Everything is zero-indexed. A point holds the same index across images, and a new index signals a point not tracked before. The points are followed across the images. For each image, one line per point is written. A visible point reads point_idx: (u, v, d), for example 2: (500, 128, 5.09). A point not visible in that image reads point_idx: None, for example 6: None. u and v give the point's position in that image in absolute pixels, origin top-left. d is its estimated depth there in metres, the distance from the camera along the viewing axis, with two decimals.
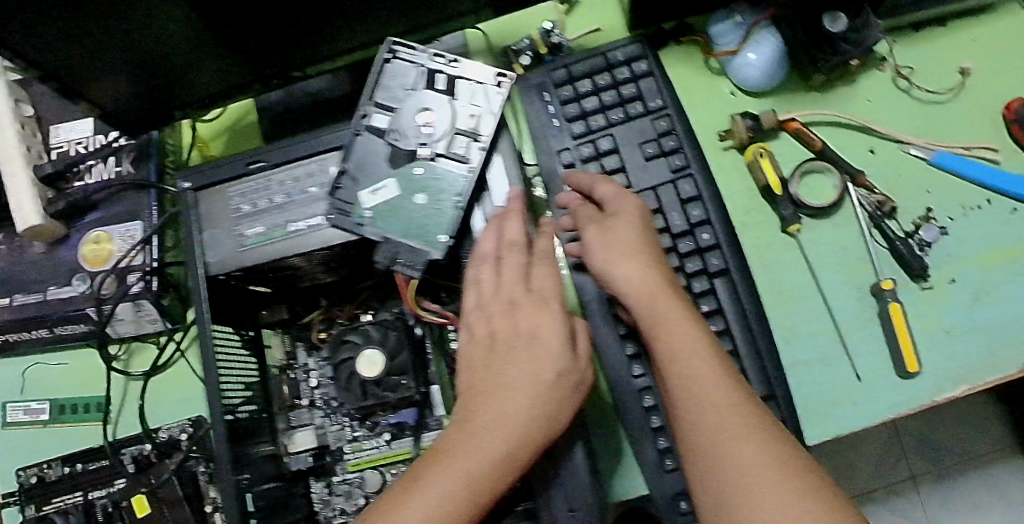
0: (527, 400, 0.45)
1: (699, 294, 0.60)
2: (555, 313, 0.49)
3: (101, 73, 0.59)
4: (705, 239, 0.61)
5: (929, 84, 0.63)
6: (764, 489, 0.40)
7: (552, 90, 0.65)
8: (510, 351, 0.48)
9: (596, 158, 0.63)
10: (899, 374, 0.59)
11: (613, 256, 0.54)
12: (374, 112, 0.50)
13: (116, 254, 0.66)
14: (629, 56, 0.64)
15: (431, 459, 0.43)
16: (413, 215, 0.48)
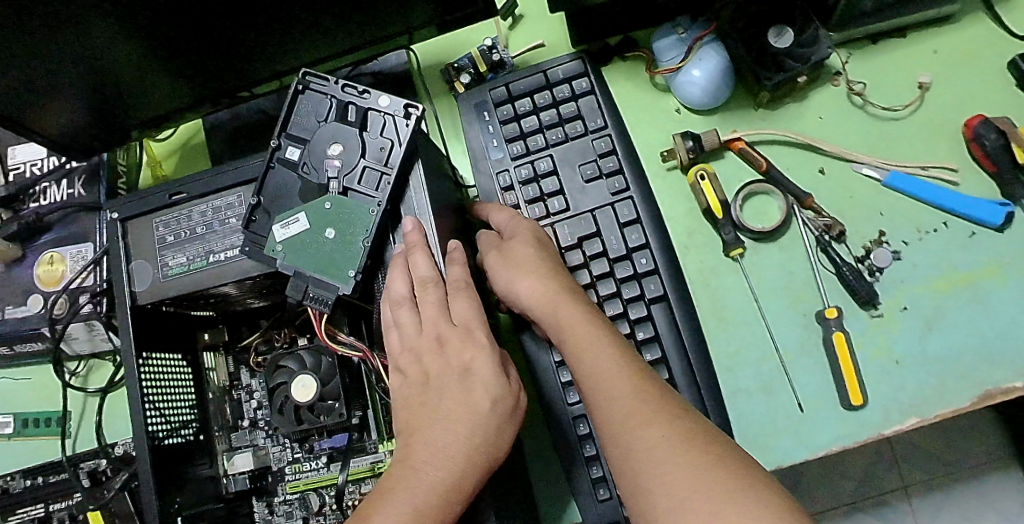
0: (462, 429, 0.44)
1: (636, 321, 0.58)
2: (482, 342, 0.47)
3: (41, 103, 0.60)
4: (643, 264, 0.59)
5: (884, 100, 0.61)
6: (669, 470, 0.40)
7: (492, 110, 0.64)
8: (441, 386, 0.46)
9: (535, 180, 0.62)
10: (844, 406, 0.57)
11: (513, 275, 0.54)
12: (286, 144, 0.50)
13: (67, 275, 0.67)
14: (569, 74, 0.63)
15: (373, 500, 0.42)
16: (323, 249, 0.48)
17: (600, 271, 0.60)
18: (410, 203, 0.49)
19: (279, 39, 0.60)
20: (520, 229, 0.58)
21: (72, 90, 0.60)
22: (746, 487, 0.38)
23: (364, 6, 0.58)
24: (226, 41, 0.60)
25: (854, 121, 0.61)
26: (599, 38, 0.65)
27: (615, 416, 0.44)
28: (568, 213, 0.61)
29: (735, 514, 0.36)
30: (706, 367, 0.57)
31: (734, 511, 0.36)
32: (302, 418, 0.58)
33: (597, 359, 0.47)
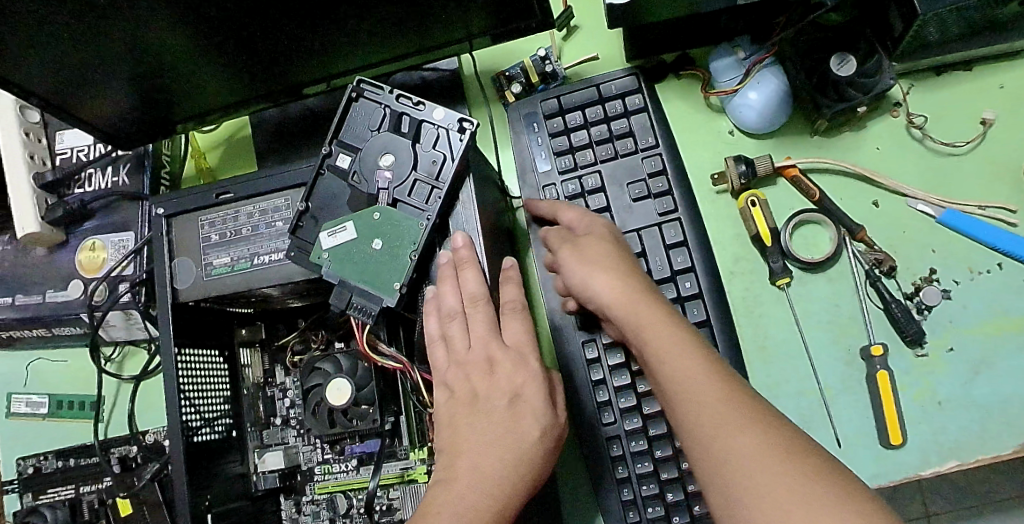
0: (506, 454, 0.44)
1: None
2: (534, 369, 0.47)
3: (90, 92, 0.60)
4: (687, 288, 0.58)
5: (945, 134, 0.59)
6: (761, 471, 0.38)
7: (541, 122, 0.63)
8: (488, 409, 0.46)
9: (581, 195, 0.62)
10: (883, 445, 0.56)
11: (590, 271, 0.53)
12: (338, 152, 0.49)
13: (109, 263, 0.68)
14: (622, 90, 0.62)
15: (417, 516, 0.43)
16: (370, 260, 0.48)
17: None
18: (460, 219, 0.48)
19: (332, 41, 0.60)
20: (593, 229, 0.57)
21: (120, 78, 0.60)
22: (843, 489, 0.36)
23: (420, 12, 0.57)
24: (279, 40, 0.59)
25: (912, 154, 0.60)
26: (655, 54, 0.64)
27: (699, 421, 0.42)
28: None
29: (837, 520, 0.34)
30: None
31: (834, 515, 0.34)
32: (337, 421, 0.59)
33: (675, 357, 0.46)
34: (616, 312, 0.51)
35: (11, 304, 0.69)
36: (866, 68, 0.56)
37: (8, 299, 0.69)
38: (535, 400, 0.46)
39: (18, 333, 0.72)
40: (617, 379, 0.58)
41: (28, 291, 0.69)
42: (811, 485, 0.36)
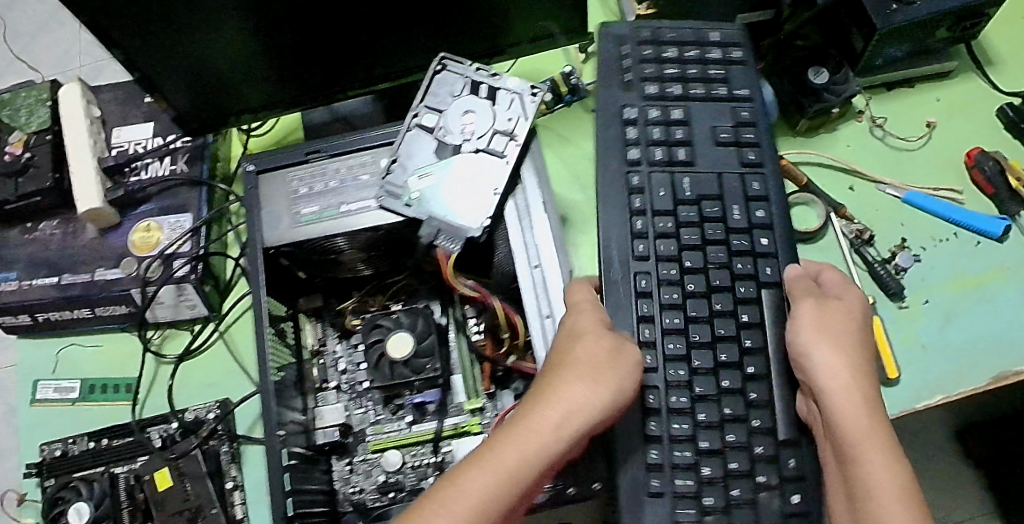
0: (559, 417, 0.44)
1: (743, 296, 0.58)
2: (616, 356, 0.48)
3: (168, 71, 0.64)
4: (762, 244, 0.60)
5: (900, 133, 0.73)
6: None
7: (635, 44, 0.67)
8: (565, 376, 0.46)
9: (665, 129, 0.63)
10: (881, 382, 0.65)
11: (829, 352, 0.52)
12: (423, 112, 0.57)
13: (163, 242, 0.71)
14: (724, 40, 0.67)
15: (443, 483, 0.41)
16: (455, 197, 0.55)
17: (709, 236, 0.60)
18: (529, 165, 0.57)
19: (398, 46, 0.69)
20: (830, 309, 0.55)
21: (197, 61, 0.64)
22: None
23: (479, 18, 0.68)
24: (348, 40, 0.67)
25: (877, 149, 0.73)
26: None
27: None
28: (688, 170, 0.62)
29: None
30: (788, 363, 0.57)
31: None
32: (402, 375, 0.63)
33: (874, 453, 0.48)
34: (831, 391, 0.51)
35: (58, 282, 0.71)
36: (833, 87, 0.70)
37: (55, 278, 0.72)
38: (567, 399, 0.45)
39: (59, 314, 0.73)
40: (659, 314, 0.58)
41: (75, 271, 0.72)
42: None
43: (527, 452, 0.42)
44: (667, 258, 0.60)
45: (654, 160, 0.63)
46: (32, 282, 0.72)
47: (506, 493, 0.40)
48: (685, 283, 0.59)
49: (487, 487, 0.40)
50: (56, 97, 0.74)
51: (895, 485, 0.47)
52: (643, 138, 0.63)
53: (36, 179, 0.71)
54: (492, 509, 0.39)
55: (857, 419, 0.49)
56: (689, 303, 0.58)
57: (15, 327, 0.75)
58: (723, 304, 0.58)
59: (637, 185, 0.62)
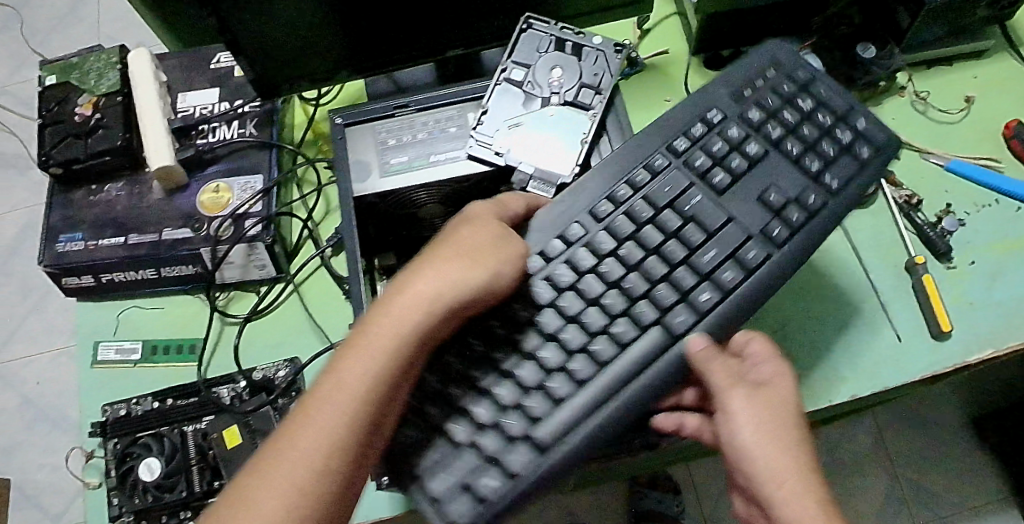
0: (401, 313, 0.45)
1: (643, 326, 0.50)
2: (474, 246, 0.49)
3: (250, 34, 0.65)
4: (703, 300, 0.50)
5: (942, 107, 0.77)
6: None
7: (774, 70, 0.60)
8: (430, 268, 0.47)
9: (729, 148, 0.56)
10: (934, 336, 0.68)
11: (771, 450, 0.44)
12: (512, 67, 0.60)
13: (234, 202, 0.72)
14: (861, 133, 0.57)
15: (310, 396, 0.43)
16: (546, 146, 0.58)
17: (654, 251, 0.52)
18: (614, 118, 0.59)
19: (469, 16, 0.70)
20: (773, 398, 0.47)
21: (278, 24, 0.65)
22: None
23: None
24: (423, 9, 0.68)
25: (921, 121, 0.77)
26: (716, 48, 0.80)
27: None
28: (696, 192, 0.54)
29: None
30: (723, 327, 0.50)
31: None
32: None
33: None
34: (772, 493, 0.43)
35: (126, 241, 0.72)
36: (879, 60, 0.74)
37: (122, 238, 0.72)
38: (415, 284, 0.46)
39: (123, 275, 0.73)
40: (583, 286, 0.51)
41: (141, 231, 0.72)
42: None
43: (376, 335, 0.44)
44: (625, 237, 0.53)
45: (689, 164, 0.55)
46: (99, 242, 0.72)
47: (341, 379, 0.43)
48: (603, 267, 0.52)
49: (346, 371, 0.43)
50: (125, 60, 0.75)
51: None
52: (699, 142, 0.57)
53: (108, 139, 0.72)
54: (324, 423, 0.41)
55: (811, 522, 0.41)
56: (581, 308, 0.51)
57: (77, 288, 0.75)
58: (593, 319, 0.50)
59: (644, 167, 0.55)
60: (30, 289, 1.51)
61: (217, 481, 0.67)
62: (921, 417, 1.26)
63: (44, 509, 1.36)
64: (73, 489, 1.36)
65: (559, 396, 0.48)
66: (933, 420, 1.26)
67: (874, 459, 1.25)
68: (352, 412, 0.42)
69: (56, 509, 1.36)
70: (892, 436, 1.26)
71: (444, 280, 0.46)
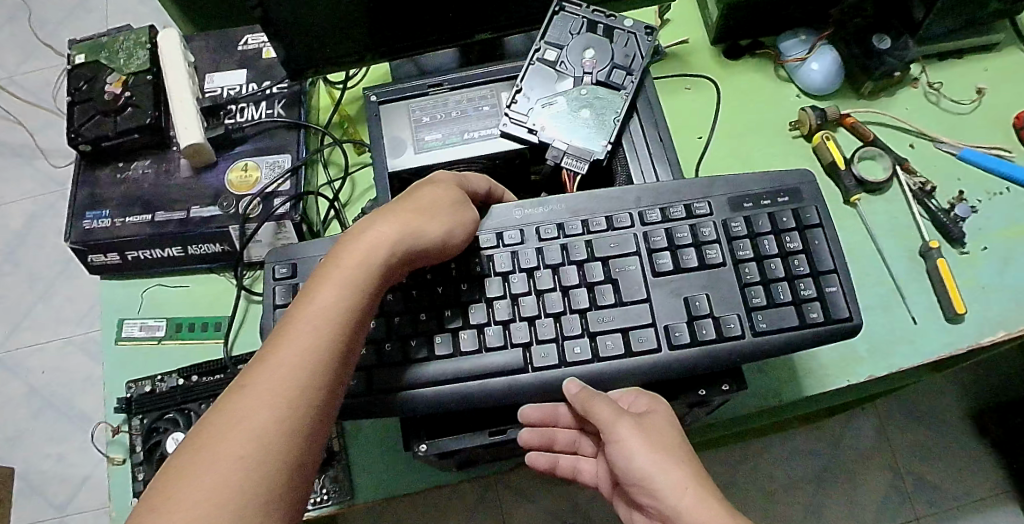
0: (362, 254, 0.48)
1: (537, 341, 0.54)
2: (433, 203, 0.53)
3: (283, 14, 0.66)
4: (575, 354, 0.54)
5: (955, 98, 0.79)
6: None
7: (785, 209, 0.58)
8: (396, 217, 0.50)
9: (693, 240, 0.57)
10: (948, 319, 0.69)
11: (657, 459, 0.47)
12: (545, 48, 0.61)
13: (262, 181, 0.73)
14: (822, 321, 0.54)
15: (277, 334, 0.45)
16: (579, 124, 0.60)
17: (572, 288, 0.56)
18: (645, 98, 0.61)
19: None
20: (658, 423, 0.50)
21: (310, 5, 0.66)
22: None
23: None
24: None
25: (934, 111, 0.79)
26: (734, 38, 0.82)
27: None
28: (633, 261, 0.56)
29: None
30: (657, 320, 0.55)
31: None
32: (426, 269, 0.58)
33: None
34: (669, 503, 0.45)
35: (153, 219, 0.72)
36: (894, 51, 0.75)
37: (149, 216, 0.73)
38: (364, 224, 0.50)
39: (149, 253, 0.74)
40: (512, 286, 0.56)
41: (168, 209, 0.73)
42: None
43: (341, 263, 0.47)
44: (558, 268, 0.57)
45: (647, 238, 0.57)
46: (125, 219, 0.73)
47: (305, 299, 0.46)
48: (535, 274, 0.56)
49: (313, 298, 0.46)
50: (155, 41, 0.77)
51: None
52: (670, 223, 0.58)
53: (136, 117, 0.73)
54: (300, 355, 0.43)
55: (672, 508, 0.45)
56: (499, 300, 0.56)
57: (103, 265, 0.76)
58: (503, 314, 0.55)
59: (606, 218, 0.58)
60: (39, 278, 1.52)
61: None
62: (923, 411, 1.28)
63: (50, 498, 1.37)
64: (81, 475, 1.39)
65: (439, 354, 0.54)
66: (934, 414, 1.28)
67: (876, 451, 1.27)
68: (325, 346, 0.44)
69: (61, 497, 1.37)
70: (895, 429, 1.28)
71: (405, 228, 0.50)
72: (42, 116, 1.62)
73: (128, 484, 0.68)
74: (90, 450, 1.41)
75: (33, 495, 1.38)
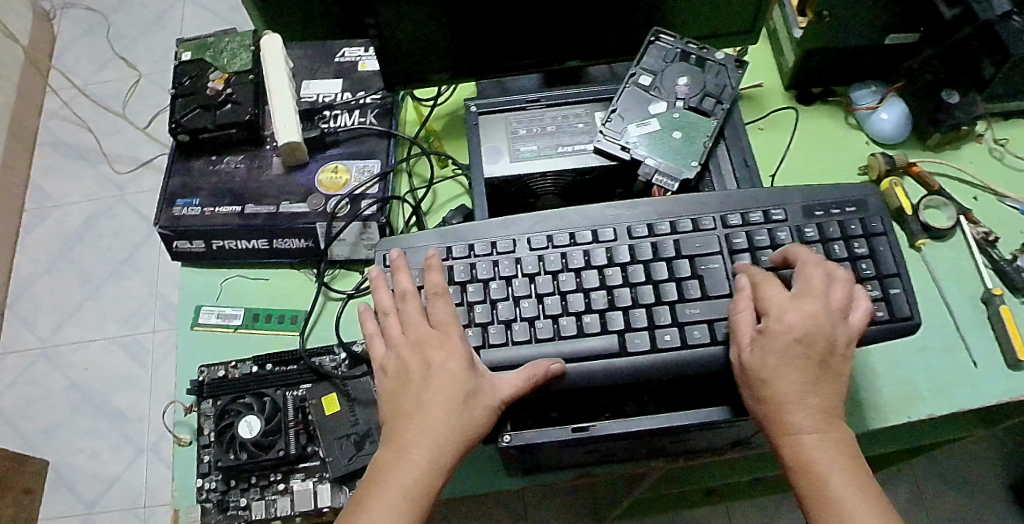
0: (438, 390, 0.50)
1: (631, 328, 0.55)
2: (457, 336, 0.53)
3: (389, 24, 0.71)
4: (665, 340, 0.54)
5: (1018, 155, 0.81)
6: (818, 457, 0.46)
7: (847, 211, 0.58)
8: (443, 354, 0.51)
9: (771, 244, 0.57)
10: (1009, 366, 0.70)
11: (779, 353, 0.48)
12: (640, 73, 0.65)
13: (351, 183, 0.76)
14: (890, 313, 0.54)
15: (388, 450, 0.49)
16: (672, 144, 0.62)
17: (661, 282, 0.56)
18: (733, 127, 0.64)
19: (593, 27, 0.75)
20: (778, 333, 0.48)
21: (415, 17, 0.71)
22: (853, 466, 0.46)
23: (666, 13, 0.76)
24: (551, 20, 0.74)
25: (997, 167, 0.81)
26: (807, 85, 0.86)
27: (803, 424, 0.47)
28: (718, 260, 0.56)
29: (841, 481, 0.45)
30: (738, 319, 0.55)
31: (841, 479, 0.45)
32: (519, 259, 0.58)
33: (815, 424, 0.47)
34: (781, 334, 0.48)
35: (242, 211, 0.75)
36: (963, 106, 0.78)
37: (238, 208, 0.76)
38: (465, 355, 0.52)
39: (234, 244, 0.77)
40: (607, 277, 0.56)
41: (258, 202, 0.76)
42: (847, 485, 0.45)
43: (423, 397, 0.50)
44: (644, 262, 0.57)
45: (729, 240, 0.57)
46: (215, 209, 0.76)
47: (444, 427, 0.48)
48: (627, 268, 0.57)
49: (438, 424, 0.48)
50: (258, 43, 0.82)
51: (833, 450, 0.46)
52: (749, 227, 0.58)
53: (235, 113, 0.77)
54: (414, 477, 0.47)
55: (802, 426, 0.47)
56: (594, 290, 0.56)
57: (186, 252, 0.79)
58: (601, 303, 0.55)
59: (691, 220, 0.58)
60: (89, 276, 1.59)
61: (309, 445, 0.68)
62: (957, 473, 1.27)
63: (78, 493, 1.40)
64: (111, 474, 1.41)
65: (541, 337, 0.55)
66: (969, 478, 1.26)
67: (914, 513, 1.24)
68: (434, 458, 0.48)
69: (89, 495, 1.40)
70: (930, 491, 1.26)
71: (455, 359, 0.51)
72: (110, 121, 1.73)
73: (192, 464, 0.69)
74: (121, 449, 1.43)
75: (62, 489, 1.41)
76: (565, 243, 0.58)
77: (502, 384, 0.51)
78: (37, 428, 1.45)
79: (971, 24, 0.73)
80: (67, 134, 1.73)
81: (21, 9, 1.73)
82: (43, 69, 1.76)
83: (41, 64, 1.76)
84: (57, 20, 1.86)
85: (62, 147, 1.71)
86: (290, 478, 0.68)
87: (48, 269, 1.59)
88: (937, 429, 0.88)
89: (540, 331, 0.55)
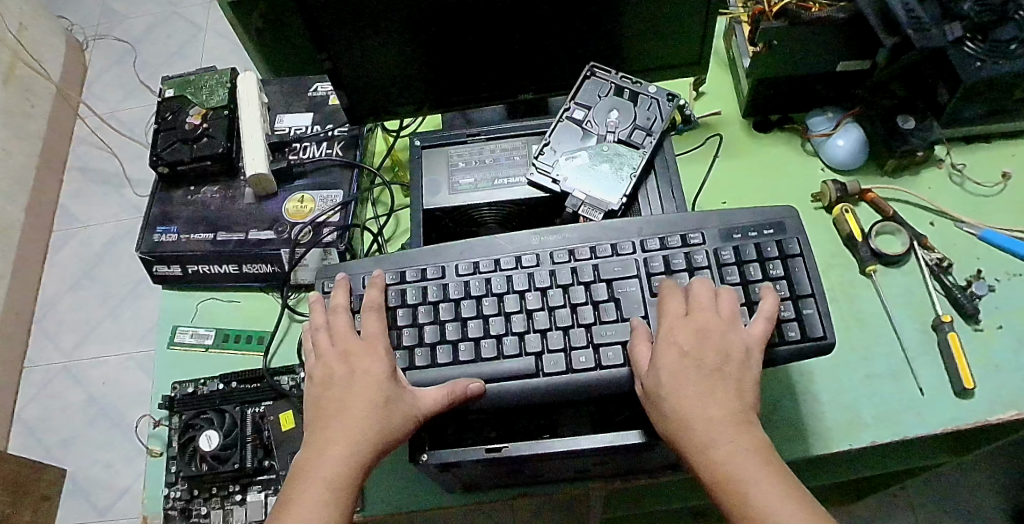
0: (359, 397, 0.53)
1: (549, 350, 0.58)
2: (382, 349, 0.56)
3: (347, 64, 0.75)
4: (581, 361, 0.57)
5: (978, 179, 0.81)
6: (732, 466, 0.47)
7: (764, 233, 0.61)
8: (366, 365, 0.55)
9: (686, 268, 0.60)
10: (958, 393, 0.69)
11: (673, 375, 0.51)
12: (575, 108, 0.70)
13: (315, 212, 0.81)
14: (803, 333, 0.56)
15: (310, 453, 0.51)
16: (601, 175, 0.68)
17: (579, 305, 0.59)
18: (663, 158, 0.70)
19: (543, 62, 0.78)
20: (670, 359, 0.51)
21: (371, 56, 0.74)
22: (770, 468, 0.47)
23: (617, 46, 0.78)
24: (503, 57, 0.77)
25: (957, 193, 0.80)
26: (764, 112, 0.87)
27: (714, 436, 0.48)
28: (635, 283, 0.59)
29: (757, 485, 0.45)
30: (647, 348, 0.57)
31: (758, 482, 0.46)
32: (446, 284, 0.61)
33: (726, 434, 0.48)
34: (668, 359, 0.52)
35: (214, 237, 0.80)
36: (919, 131, 0.77)
37: (211, 234, 0.81)
38: (388, 367, 0.55)
39: (207, 268, 0.82)
40: (528, 301, 0.60)
41: (230, 230, 0.81)
42: (763, 486, 0.45)
43: (345, 404, 0.53)
44: (566, 286, 0.60)
45: (647, 264, 0.60)
46: (191, 236, 0.81)
47: (363, 432, 0.51)
48: (547, 292, 0.60)
49: (357, 426, 0.51)
50: (235, 80, 0.88)
51: (748, 456, 0.47)
52: (667, 251, 0.61)
53: (211, 146, 0.83)
54: (332, 476, 0.50)
55: (713, 440, 0.48)
56: (514, 313, 0.59)
57: (166, 276, 0.84)
58: (519, 326, 0.59)
59: (612, 245, 0.62)
60: (110, 294, 1.68)
61: (266, 460, 0.72)
62: (958, 503, 1.23)
63: (91, 502, 1.47)
64: (122, 484, 1.48)
65: (463, 359, 0.58)
66: (971, 508, 1.22)
67: None
68: (352, 459, 0.50)
69: (102, 503, 1.47)
70: (929, 521, 1.22)
71: (376, 368, 0.54)
72: (134, 148, 1.84)
73: (161, 475, 0.73)
74: (133, 459, 1.51)
75: (76, 497, 1.48)
76: (489, 267, 0.62)
77: (424, 394, 0.54)
78: (57, 439, 1.54)
79: (910, 51, 0.73)
80: (94, 160, 1.83)
81: (56, 43, 1.85)
82: (74, 99, 1.88)
83: (72, 94, 1.88)
84: (88, 52, 1.99)
85: (89, 172, 1.82)
86: (248, 490, 0.72)
87: (73, 287, 1.69)
88: (905, 456, 0.87)
89: (466, 350, 0.58)
